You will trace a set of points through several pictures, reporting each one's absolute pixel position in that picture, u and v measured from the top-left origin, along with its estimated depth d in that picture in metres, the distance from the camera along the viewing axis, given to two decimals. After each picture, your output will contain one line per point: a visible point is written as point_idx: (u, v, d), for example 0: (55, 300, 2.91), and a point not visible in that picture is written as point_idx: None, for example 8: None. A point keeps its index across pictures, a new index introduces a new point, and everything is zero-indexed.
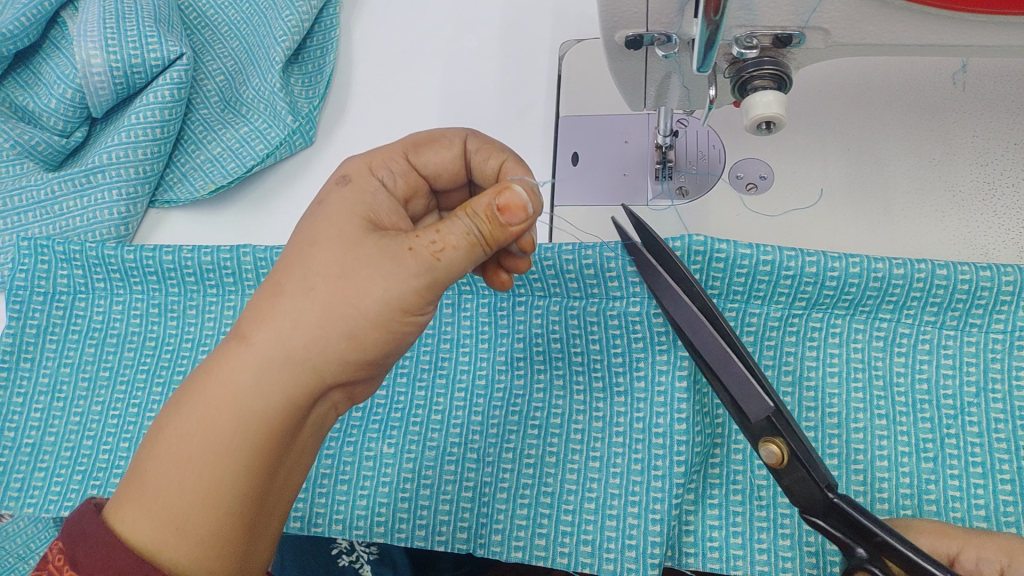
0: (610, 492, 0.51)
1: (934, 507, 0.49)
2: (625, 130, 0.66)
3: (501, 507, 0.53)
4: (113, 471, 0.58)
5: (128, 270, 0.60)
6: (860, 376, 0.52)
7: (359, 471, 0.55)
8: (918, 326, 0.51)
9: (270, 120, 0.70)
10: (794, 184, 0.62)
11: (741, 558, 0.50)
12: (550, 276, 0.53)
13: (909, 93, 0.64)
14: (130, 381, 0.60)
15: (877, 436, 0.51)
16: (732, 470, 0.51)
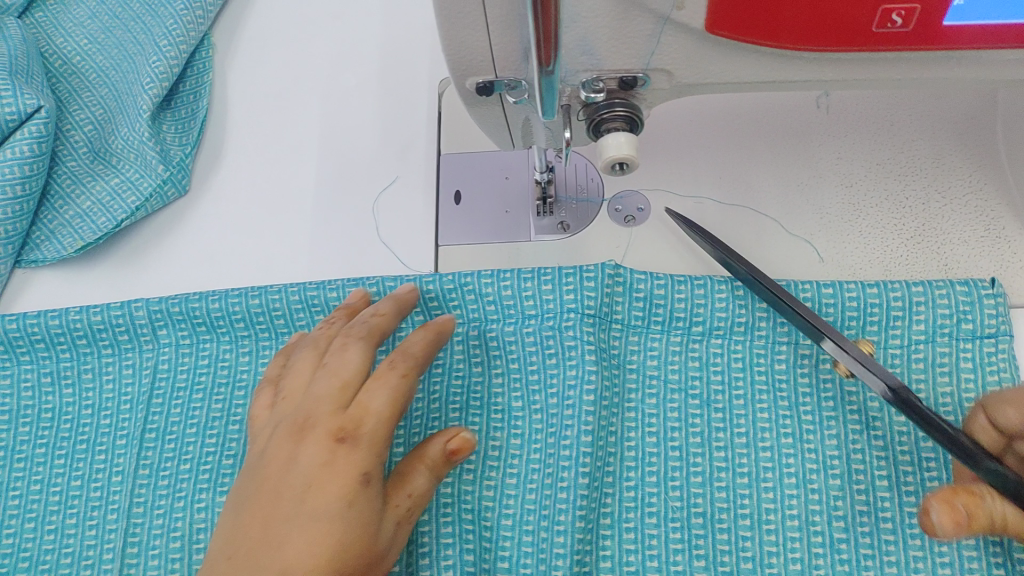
0: (528, 508, 0.52)
1: (842, 521, 0.50)
2: (505, 166, 0.67)
3: (424, 528, 0.53)
4: (19, 555, 0.54)
5: (13, 342, 0.58)
6: (766, 398, 0.53)
7: None
8: (817, 347, 0.54)
9: (141, 170, 0.67)
10: (670, 213, 0.63)
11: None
12: (469, 301, 0.56)
13: (774, 122, 0.66)
14: (29, 458, 0.57)
15: (785, 454, 0.52)
16: (646, 492, 0.52)
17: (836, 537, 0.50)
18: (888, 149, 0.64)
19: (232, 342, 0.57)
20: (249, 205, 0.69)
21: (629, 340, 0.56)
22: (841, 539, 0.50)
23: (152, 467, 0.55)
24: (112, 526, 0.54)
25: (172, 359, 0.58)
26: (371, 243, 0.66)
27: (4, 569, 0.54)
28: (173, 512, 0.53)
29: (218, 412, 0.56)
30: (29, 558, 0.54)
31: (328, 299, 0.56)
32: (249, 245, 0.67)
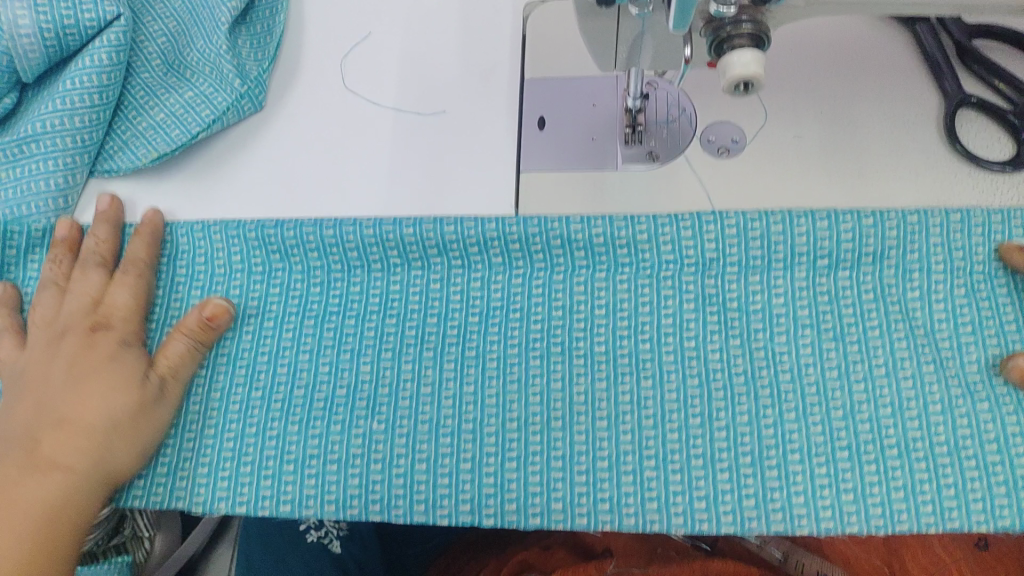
0: (623, 447, 0.50)
1: (973, 460, 0.47)
2: (592, 94, 0.64)
3: (512, 476, 0.50)
4: None
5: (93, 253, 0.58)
6: (879, 326, 0.51)
7: (348, 448, 0.52)
8: (932, 276, 0.52)
9: (217, 84, 0.64)
10: (765, 148, 0.60)
11: (782, 522, 0.47)
12: (556, 249, 0.55)
13: (878, 59, 0.62)
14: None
15: (902, 389, 0.50)
16: (759, 428, 0.49)
17: (968, 474, 0.47)
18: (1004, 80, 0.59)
19: (305, 271, 0.57)
20: (320, 127, 0.66)
21: (705, 284, 0.54)
22: (972, 473, 0.47)
23: (222, 392, 0.54)
24: (170, 443, 0.53)
25: (245, 284, 0.57)
26: (449, 171, 0.62)
27: None
28: (244, 437, 0.53)
29: (290, 341, 0.55)
30: None
31: (403, 237, 0.55)
32: (320, 168, 0.64)
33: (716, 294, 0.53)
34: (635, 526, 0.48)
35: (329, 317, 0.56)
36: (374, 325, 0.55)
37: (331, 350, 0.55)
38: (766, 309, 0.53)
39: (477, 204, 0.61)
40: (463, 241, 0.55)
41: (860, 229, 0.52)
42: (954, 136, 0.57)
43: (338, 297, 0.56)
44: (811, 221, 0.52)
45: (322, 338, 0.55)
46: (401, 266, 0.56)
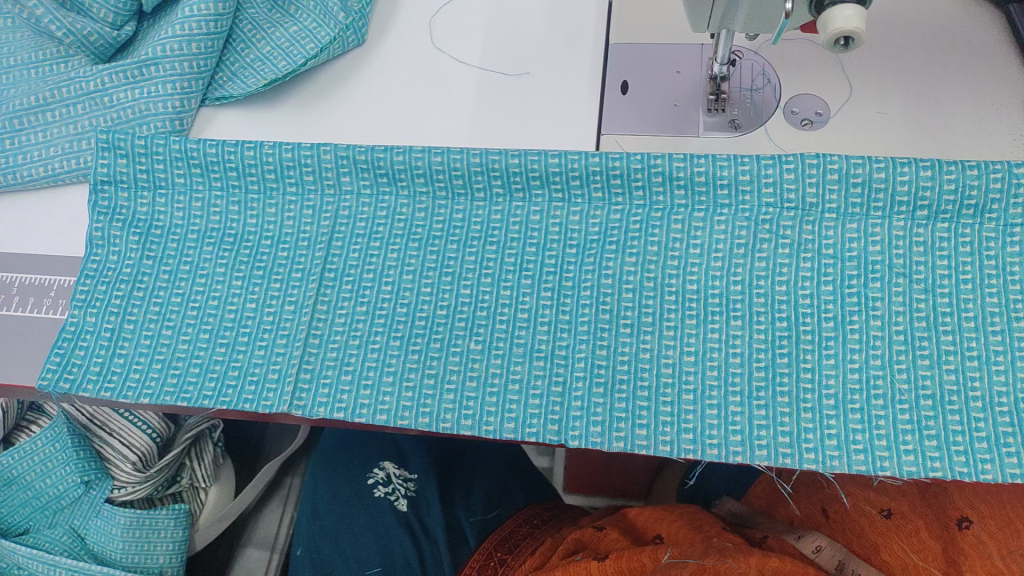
0: (686, 368, 0.55)
1: (1008, 419, 0.51)
2: (677, 61, 0.65)
3: (598, 401, 0.55)
4: (192, 360, 0.58)
5: (209, 165, 0.61)
6: (947, 285, 0.55)
7: (446, 365, 0.56)
8: (1004, 228, 0.55)
9: (320, 19, 0.67)
10: (851, 119, 0.61)
11: (838, 459, 0.52)
12: (656, 181, 0.57)
13: (968, 39, 0.64)
14: (209, 275, 0.60)
15: (945, 350, 0.53)
16: (801, 369, 0.54)
17: (1001, 432, 0.51)
18: None
19: (411, 197, 0.61)
20: (416, 64, 0.68)
21: (803, 229, 0.57)
22: (1006, 433, 0.51)
23: (329, 305, 0.58)
24: (280, 350, 0.57)
25: (353, 207, 0.61)
26: (534, 121, 0.63)
27: (176, 371, 0.57)
28: (347, 349, 0.57)
29: (394, 261, 0.59)
30: (200, 364, 0.57)
31: (509, 166, 0.58)
32: (415, 102, 0.66)
33: (812, 240, 0.56)
34: (693, 454, 0.53)
35: (433, 240, 0.60)
36: (475, 250, 0.59)
37: (434, 271, 0.59)
38: (836, 262, 0.56)
39: (565, 146, 0.62)
40: (565, 173, 0.58)
41: (963, 180, 0.54)
42: None
43: (442, 223, 0.60)
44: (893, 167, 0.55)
45: (426, 261, 0.59)
46: (503, 195, 0.60)
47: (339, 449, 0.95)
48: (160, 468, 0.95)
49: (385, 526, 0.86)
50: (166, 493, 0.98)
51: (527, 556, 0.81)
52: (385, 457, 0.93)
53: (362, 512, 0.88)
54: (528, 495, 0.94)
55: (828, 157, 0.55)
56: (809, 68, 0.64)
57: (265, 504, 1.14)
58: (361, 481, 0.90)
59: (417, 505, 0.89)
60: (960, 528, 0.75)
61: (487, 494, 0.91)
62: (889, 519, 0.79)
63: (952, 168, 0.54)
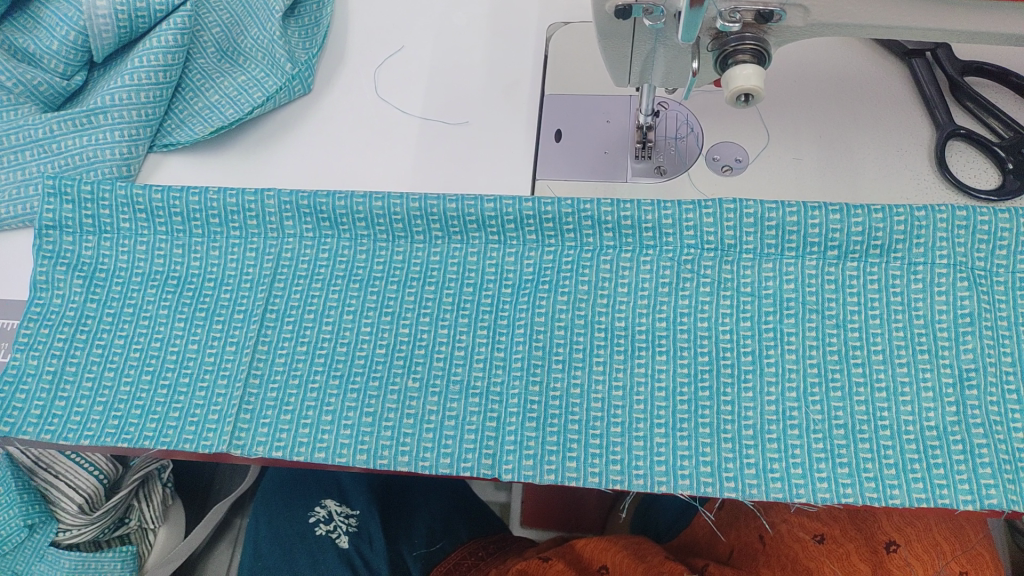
0: (614, 403, 0.58)
1: (915, 446, 0.55)
2: (606, 111, 0.69)
3: (531, 435, 0.57)
4: (134, 403, 0.59)
5: (154, 210, 0.62)
6: (857, 319, 0.59)
7: (385, 403, 0.58)
8: (908, 268, 0.59)
9: (268, 69, 0.70)
10: (768, 164, 0.65)
11: (758, 487, 0.55)
12: (586, 225, 0.60)
13: (877, 90, 0.69)
14: (153, 316, 0.61)
15: (856, 381, 0.57)
16: (721, 401, 0.57)
17: (908, 458, 0.55)
18: (989, 120, 0.65)
19: (352, 240, 0.62)
20: (360, 112, 0.71)
21: (723, 269, 0.60)
22: (912, 459, 0.55)
23: (271, 345, 0.60)
24: (222, 391, 0.59)
25: (296, 249, 0.62)
26: (472, 168, 0.66)
27: (118, 414, 0.58)
28: (288, 388, 0.59)
29: (336, 303, 0.61)
30: (143, 406, 0.59)
31: (446, 210, 0.61)
32: (358, 148, 0.68)
33: (730, 279, 0.60)
34: (621, 485, 0.55)
35: (374, 281, 0.62)
36: (415, 290, 0.61)
37: (374, 312, 0.61)
38: (753, 299, 0.59)
39: (499, 189, 0.65)
40: (501, 219, 0.61)
41: (869, 223, 0.58)
42: (943, 165, 0.63)
43: (382, 265, 0.62)
44: (804, 211, 0.58)
45: (366, 301, 0.61)
46: (441, 239, 0.62)
47: (280, 488, 0.95)
48: (107, 510, 0.93)
49: (326, 564, 0.87)
50: (114, 535, 0.96)
51: None
52: (327, 494, 0.94)
53: (304, 552, 0.89)
54: (473, 528, 0.95)
55: (744, 203, 0.59)
56: (730, 117, 0.68)
57: (215, 543, 1.13)
58: (303, 521, 0.91)
59: (359, 540, 0.90)
60: (887, 551, 0.78)
61: (429, 528, 0.93)
62: (821, 543, 0.82)
63: (858, 212, 0.58)
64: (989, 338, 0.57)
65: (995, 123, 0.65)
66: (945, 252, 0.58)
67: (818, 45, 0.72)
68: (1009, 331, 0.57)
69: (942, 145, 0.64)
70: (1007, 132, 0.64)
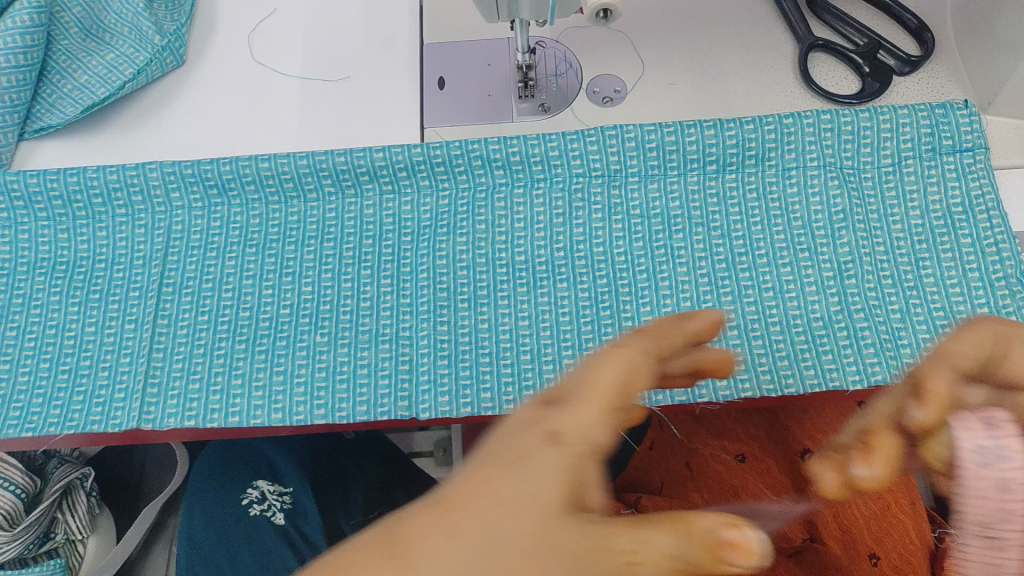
0: (523, 333, 0.58)
1: (804, 337, 0.58)
2: (486, 54, 0.70)
3: (444, 371, 0.57)
4: (34, 392, 0.56)
5: (31, 196, 0.60)
6: (740, 227, 0.61)
7: (294, 360, 0.57)
8: (783, 172, 0.62)
9: (137, 44, 0.68)
10: (647, 89, 0.67)
11: (662, 393, 0.57)
12: (476, 165, 0.61)
13: (740, 11, 0.72)
14: (44, 304, 0.59)
15: (744, 283, 0.60)
16: (621, 316, 0.59)
17: (798, 348, 0.58)
18: (846, 28, 0.69)
19: (243, 205, 0.62)
20: (237, 78, 0.69)
21: (611, 194, 0.62)
22: (802, 348, 0.58)
23: (170, 318, 0.59)
24: (126, 369, 0.57)
25: (185, 220, 0.61)
26: (360, 122, 0.67)
27: (18, 405, 0.56)
28: (192, 358, 0.57)
29: (233, 269, 0.60)
30: (44, 395, 0.56)
31: (336, 165, 0.60)
32: (241, 114, 0.67)
33: (620, 203, 0.62)
34: None
35: (270, 243, 0.61)
36: (314, 248, 0.61)
37: (274, 275, 0.60)
38: (644, 221, 0.61)
39: (387, 139, 0.66)
40: (392, 166, 0.61)
41: (742, 135, 0.61)
42: (808, 75, 0.67)
43: (277, 227, 0.61)
44: (679, 131, 0.61)
45: (265, 265, 0.60)
46: (335, 194, 0.62)
47: (208, 476, 0.93)
48: (29, 524, 0.89)
49: (264, 541, 0.86)
50: (40, 551, 0.92)
51: None
52: (258, 475, 0.93)
53: (240, 535, 0.87)
54: (411, 489, 0.96)
55: (625, 128, 0.61)
56: (604, 49, 0.70)
57: (150, 548, 1.10)
58: (236, 504, 0.90)
59: (296, 516, 0.89)
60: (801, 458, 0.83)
61: (366, 496, 0.94)
62: (744, 462, 0.86)
63: (732, 125, 0.61)
64: (862, 230, 0.61)
65: (851, 31, 0.69)
66: (814, 155, 0.62)
67: None
68: (880, 222, 0.61)
69: (805, 56, 0.67)
70: (863, 39, 0.68)
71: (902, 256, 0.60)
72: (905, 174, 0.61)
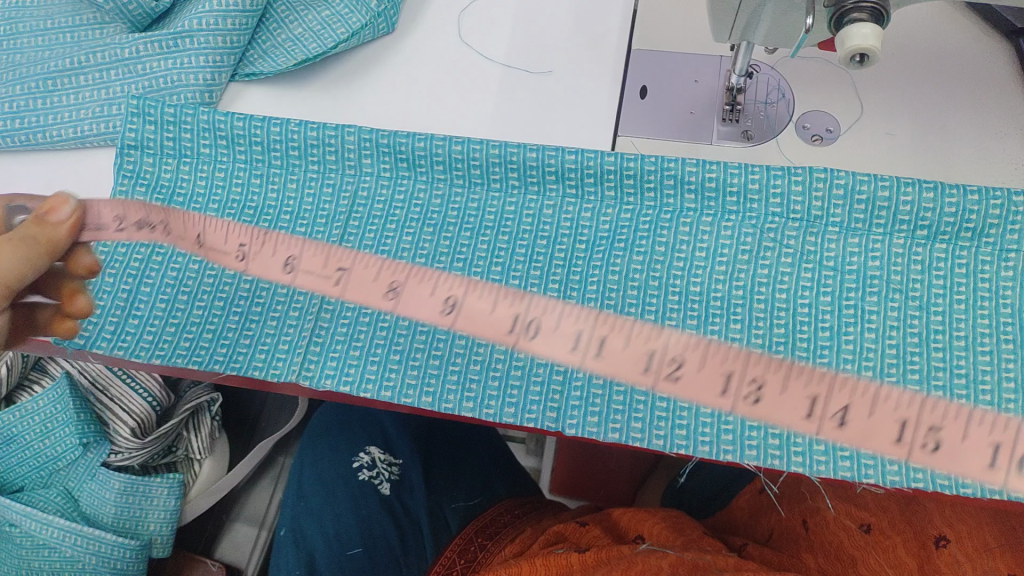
0: (685, 369, 0.56)
1: (991, 439, 0.53)
2: (696, 70, 0.67)
3: (598, 392, 0.56)
4: (206, 327, 0.59)
5: (235, 137, 0.62)
6: (941, 303, 0.56)
7: (453, 348, 0.57)
8: (1002, 252, 0.56)
9: (353, 5, 0.69)
10: (859, 138, 0.63)
11: (825, 464, 0.53)
12: (668, 184, 0.59)
13: (979, 69, 0.66)
14: (228, 244, 0.61)
15: (935, 365, 0.55)
16: (793, 371, 0.56)
17: (981, 448, 0.53)
18: None
19: (428, 183, 0.62)
20: (441, 55, 0.70)
21: (806, 241, 0.58)
22: (986, 450, 0.53)
23: (343, 281, 0.59)
24: (293, 322, 0.58)
25: (371, 188, 0.62)
26: (555, 120, 0.65)
27: (190, 336, 0.59)
28: (358, 325, 0.58)
29: (409, 245, 0.61)
30: (214, 331, 0.58)
31: (526, 159, 0.59)
32: (439, 91, 0.68)
33: (813, 251, 0.58)
34: (683, 449, 0.54)
35: (448, 226, 0.61)
36: (488, 239, 0.60)
37: (445, 257, 0.60)
38: (835, 275, 0.58)
39: (579, 141, 0.64)
40: (581, 171, 0.59)
41: (965, 204, 0.55)
42: None
43: (457, 211, 0.61)
44: (896, 187, 0.56)
45: (439, 246, 0.60)
46: (519, 189, 0.61)
47: (327, 431, 0.96)
48: (157, 436, 0.93)
49: (369, 510, 0.88)
50: (160, 461, 0.98)
51: (507, 542, 0.85)
52: (372, 441, 0.94)
53: (347, 494, 0.89)
54: (511, 488, 0.96)
55: (835, 173, 0.57)
56: (821, 85, 0.66)
57: (256, 480, 1.14)
58: (348, 464, 0.92)
59: (401, 490, 0.92)
60: (937, 546, 0.77)
61: (470, 482, 0.94)
62: (868, 534, 0.81)
63: (956, 192, 0.55)
64: None
65: None
66: None
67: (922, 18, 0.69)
68: None
69: None
70: None
71: None
72: None
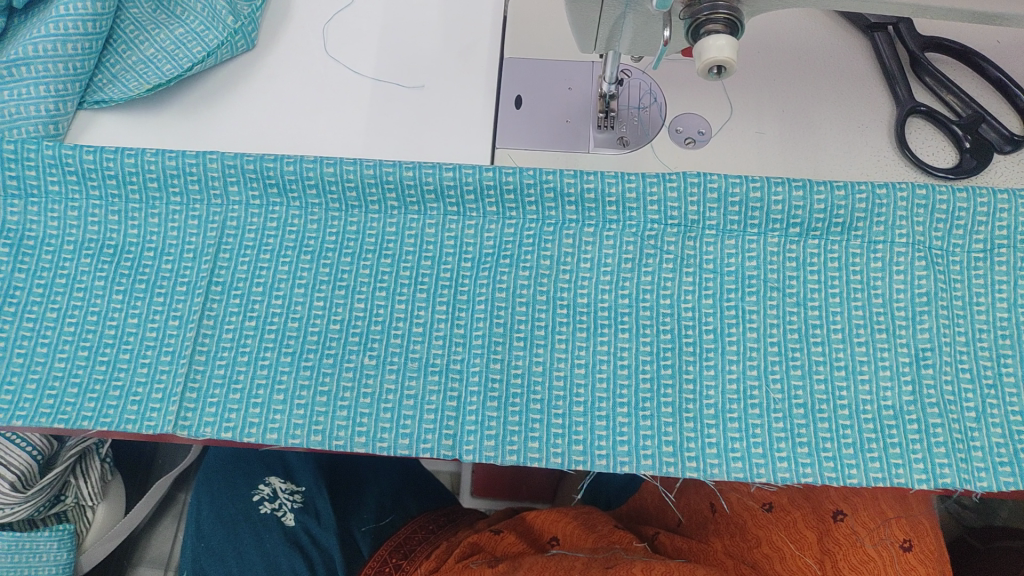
0: (576, 381, 0.56)
1: (872, 426, 0.55)
2: (568, 77, 0.67)
3: (492, 415, 0.55)
4: (69, 381, 0.55)
5: (86, 172, 0.58)
6: (818, 297, 0.58)
7: (338, 382, 0.55)
8: (869, 244, 0.58)
9: (208, 22, 0.66)
10: (732, 137, 0.64)
11: (718, 466, 0.54)
12: (548, 199, 0.58)
13: (840, 65, 0.68)
14: (88, 288, 0.57)
15: (815, 359, 0.56)
16: (681, 376, 0.56)
17: (865, 437, 0.55)
18: (949, 94, 0.66)
19: (303, 209, 0.59)
20: (309, 70, 0.67)
21: (686, 245, 0.58)
22: (869, 438, 0.55)
23: (216, 319, 0.56)
24: (165, 368, 0.55)
25: (242, 217, 0.59)
26: (429, 134, 0.64)
27: (52, 392, 0.54)
28: (235, 365, 0.55)
29: (286, 276, 0.58)
30: (79, 383, 0.54)
31: (403, 178, 0.57)
32: (309, 109, 0.65)
33: (693, 256, 0.58)
34: (582, 465, 0.54)
35: (326, 252, 0.58)
36: (370, 263, 0.58)
37: (327, 285, 0.57)
38: (716, 277, 0.58)
39: (456, 154, 0.63)
40: (460, 188, 0.58)
41: (832, 200, 0.57)
42: (905, 142, 0.63)
43: (335, 236, 0.59)
44: (767, 188, 0.57)
45: (319, 274, 0.58)
46: (398, 209, 0.59)
47: (223, 466, 0.92)
48: (41, 487, 0.87)
49: (272, 543, 0.85)
50: (48, 513, 0.91)
51: (421, 559, 0.81)
52: (270, 472, 0.91)
53: (249, 531, 0.86)
54: (423, 502, 0.94)
55: (707, 177, 0.57)
56: (690, 86, 0.67)
57: (158, 519, 1.09)
58: (247, 498, 0.89)
59: (306, 516, 0.88)
60: (834, 520, 0.76)
61: (379, 503, 0.91)
62: (770, 512, 0.81)
63: (823, 190, 0.57)
64: (945, 316, 0.57)
65: (953, 99, 0.65)
66: (905, 232, 0.58)
67: (783, 17, 0.71)
68: (965, 310, 0.57)
69: (903, 121, 0.64)
70: (966, 109, 0.65)
71: (985, 349, 0.56)
72: (997, 263, 0.57)
